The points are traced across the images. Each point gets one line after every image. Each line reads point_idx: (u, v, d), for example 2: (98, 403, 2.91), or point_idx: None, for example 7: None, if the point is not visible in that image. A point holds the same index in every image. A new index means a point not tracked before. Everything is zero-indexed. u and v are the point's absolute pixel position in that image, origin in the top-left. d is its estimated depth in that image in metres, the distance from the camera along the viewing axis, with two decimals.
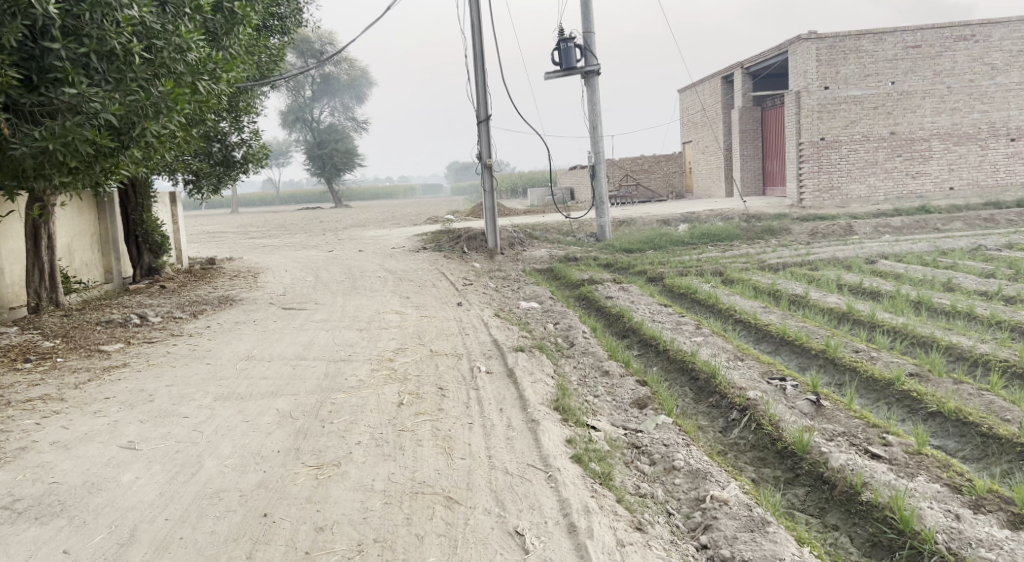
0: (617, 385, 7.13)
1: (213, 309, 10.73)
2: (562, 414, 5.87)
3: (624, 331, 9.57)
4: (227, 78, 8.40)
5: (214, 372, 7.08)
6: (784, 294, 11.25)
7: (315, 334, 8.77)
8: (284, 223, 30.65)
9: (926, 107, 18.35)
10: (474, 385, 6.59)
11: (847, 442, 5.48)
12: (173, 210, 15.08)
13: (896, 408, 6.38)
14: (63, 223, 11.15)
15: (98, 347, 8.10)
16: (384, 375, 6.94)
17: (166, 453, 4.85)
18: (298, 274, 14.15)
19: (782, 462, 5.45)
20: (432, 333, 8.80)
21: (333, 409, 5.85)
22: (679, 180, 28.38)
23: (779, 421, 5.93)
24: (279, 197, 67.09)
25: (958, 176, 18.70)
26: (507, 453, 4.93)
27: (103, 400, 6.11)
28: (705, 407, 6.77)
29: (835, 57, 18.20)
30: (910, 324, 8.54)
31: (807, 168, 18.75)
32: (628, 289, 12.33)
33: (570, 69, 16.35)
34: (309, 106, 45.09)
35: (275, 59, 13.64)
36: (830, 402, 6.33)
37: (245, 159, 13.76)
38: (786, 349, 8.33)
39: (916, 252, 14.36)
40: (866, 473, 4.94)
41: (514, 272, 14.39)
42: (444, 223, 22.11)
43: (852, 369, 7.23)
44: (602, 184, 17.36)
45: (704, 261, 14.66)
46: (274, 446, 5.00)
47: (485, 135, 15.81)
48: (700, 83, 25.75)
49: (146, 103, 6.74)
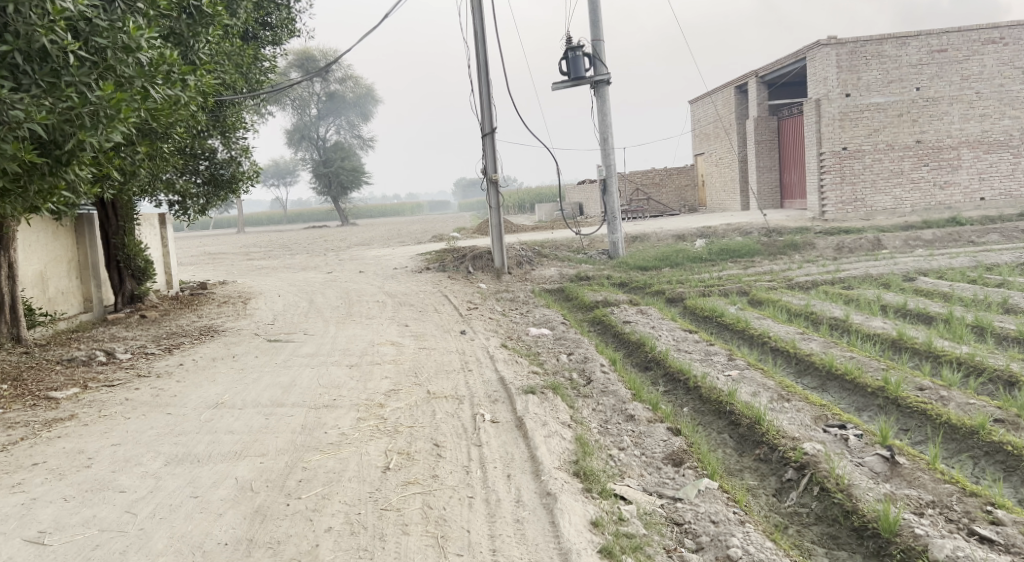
0: (645, 435, 6.04)
1: (191, 343, 9.67)
2: (584, 481, 4.78)
3: (646, 362, 8.48)
4: (189, 82, 7.40)
5: (172, 426, 6.02)
6: (823, 317, 10.13)
7: (298, 373, 7.71)
8: (287, 243, 29.74)
9: (953, 114, 17.26)
10: (476, 439, 5.49)
11: (944, 518, 4.49)
12: (162, 232, 14.13)
13: (990, 467, 5.37)
14: (34, 247, 10.14)
15: (47, 394, 7.07)
16: (371, 426, 5.87)
17: (79, 550, 3.98)
18: (291, 300, 13.13)
19: (863, 545, 4.48)
20: (430, 370, 7.72)
21: (303, 478, 4.78)
22: (692, 194, 27.29)
23: (851, 486, 4.87)
24: (286, 215, 66.56)
25: (989, 186, 17.56)
26: (517, 546, 3.96)
27: (28, 468, 5.16)
28: (751, 462, 5.69)
29: (856, 63, 17.14)
30: (979, 355, 7.47)
31: (828, 179, 17.63)
32: (647, 312, 11.24)
33: (580, 79, 15.36)
34: (315, 124, 44.29)
35: (266, 71, 12.68)
36: (907, 459, 5.22)
37: (234, 177, 12.72)
38: (835, 386, 7.24)
39: (956, 267, 13.27)
40: None
41: (523, 293, 13.35)
42: (450, 240, 21.04)
43: (921, 412, 6.17)
44: (614, 198, 16.29)
45: (726, 279, 13.58)
46: (221, 536, 4.08)
47: (491, 148, 14.82)
48: (713, 93, 24.68)
49: (80, 111, 5.76)
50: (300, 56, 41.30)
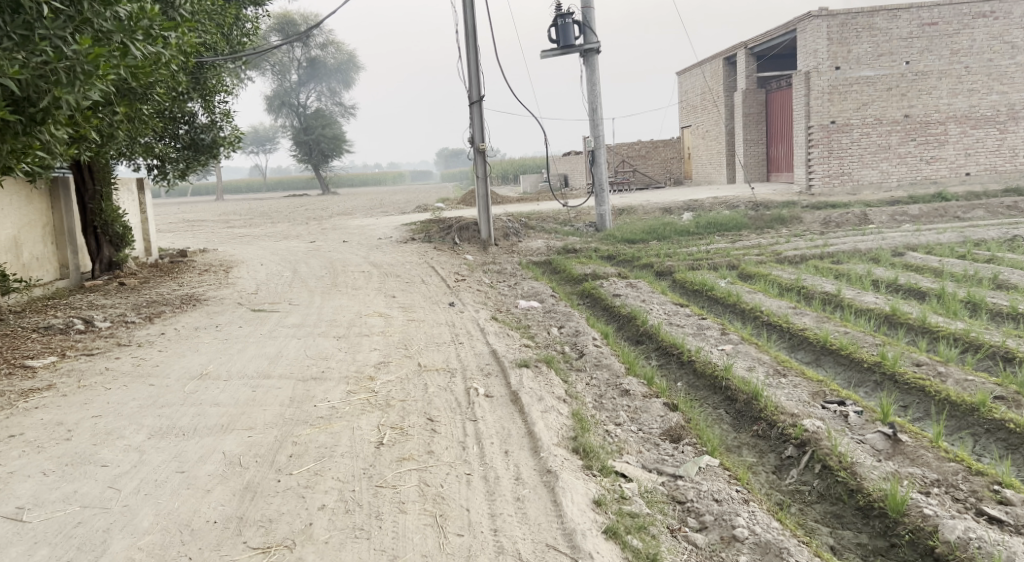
0: (642, 410, 5.91)
1: (172, 312, 9.43)
2: (584, 458, 4.66)
3: (637, 335, 8.35)
4: (168, 39, 7.12)
5: (155, 398, 5.82)
6: (815, 292, 10.05)
7: (284, 343, 7.52)
8: (268, 211, 29.30)
9: (942, 88, 17.14)
10: (471, 415, 5.34)
11: (951, 498, 4.44)
12: (141, 198, 13.79)
13: (991, 444, 5.33)
14: (8, 211, 9.80)
15: (23, 363, 6.85)
16: (361, 400, 5.70)
17: (60, 528, 3.81)
18: (275, 269, 12.89)
19: (869, 525, 4.42)
20: (420, 342, 7.55)
21: (293, 454, 4.61)
22: (678, 166, 27.13)
23: (854, 464, 4.78)
24: (266, 183, 65.80)
25: (975, 161, 17.53)
26: (519, 527, 3.84)
27: (5, 440, 4.96)
28: (749, 439, 5.58)
29: (847, 35, 16.95)
30: (975, 331, 7.41)
31: (816, 153, 17.53)
32: (637, 285, 11.10)
33: (568, 47, 15.07)
34: (295, 91, 43.69)
35: (248, 32, 12.27)
36: (909, 436, 5.13)
37: (215, 142, 12.39)
38: (830, 361, 7.16)
39: (945, 242, 13.22)
40: (1005, 553, 3.92)
41: (510, 265, 13.18)
42: (434, 211, 20.79)
43: (920, 389, 6.09)
44: (601, 169, 16.08)
45: (715, 253, 13.46)
46: (210, 514, 3.91)
47: (478, 117, 14.55)
48: (701, 64, 24.42)
49: (55, 66, 5.50)
50: (280, 20, 40.50)
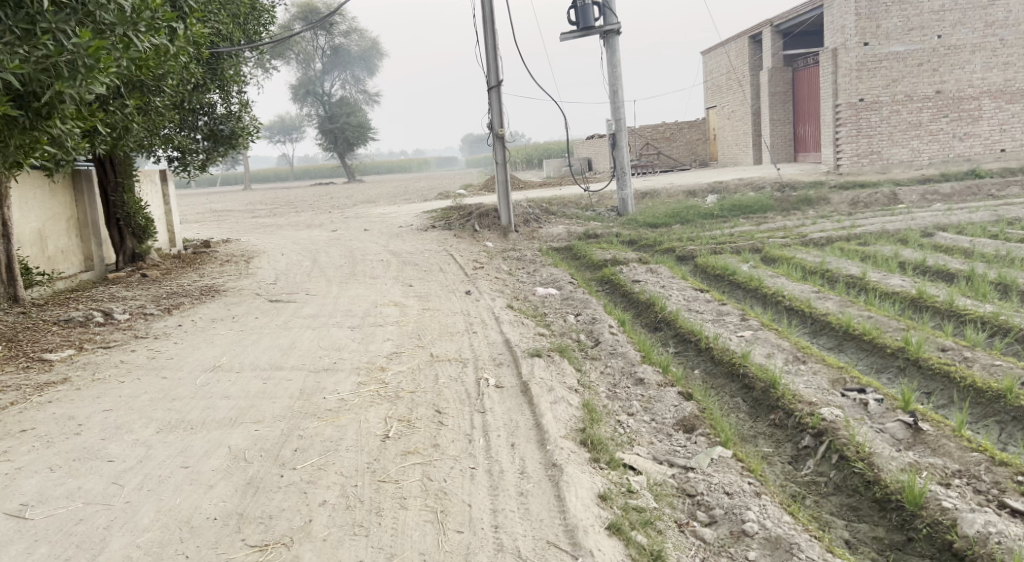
0: (655, 399, 5.79)
1: (191, 303, 9.45)
2: (592, 451, 4.56)
3: (655, 322, 8.20)
4: (173, 28, 7.07)
5: (166, 391, 5.82)
6: (839, 275, 9.82)
7: (298, 334, 7.50)
8: (292, 200, 29.38)
9: (975, 62, 16.69)
10: (479, 406, 5.27)
11: (973, 489, 4.29)
12: (164, 189, 13.85)
13: (1017, 432, 5.15)
14: (31, 205, 9.87)
15: (41, 356, 6.89)
16: (371, 392, 5.65)
17: (61, 526, 3.80)
18: (295, 259, 12.89)
19: (886, 517, 4.29)
20: (433, 332, 7.48)
21: (297, 448, 4.57)
22: (703, 148, 26.77)
23: (872, 455, 4.64)
24: (293, 172, 66.13)
25: (1009, 136, 17.08)
26: (521, 523, 3.76)
27: (16, 435, 4.98)
28: (766, 428, 5.46)
29: (875, 10, 16.44)
30: (1004, 314, 7.19)
31: (844, 132, 17.09)
32: (657, 271, 10.92)
33: (588, 29, 14.83)
34: (320, 79, 43.78)
35: (264, 20, 12.20)
36: (931, 425, 4.97)
37: (234, 133, 12.38)
38: (853, 346, 6.98)
39: (977, 222, 12.87)
40: None
41: (529, 251, 13.07)
42: (456, 197, 20.70)
43: (944, 375, 5.91)
44: (623, 152, 15.88)
45: (739, 236, 13.25)
46: (211, 510, 3.89)
47: (497, 102, 14.41)
48: (726, 43, 24.03)
49: (56, 60, 5.47)
50: (303, 8, 40.54)
